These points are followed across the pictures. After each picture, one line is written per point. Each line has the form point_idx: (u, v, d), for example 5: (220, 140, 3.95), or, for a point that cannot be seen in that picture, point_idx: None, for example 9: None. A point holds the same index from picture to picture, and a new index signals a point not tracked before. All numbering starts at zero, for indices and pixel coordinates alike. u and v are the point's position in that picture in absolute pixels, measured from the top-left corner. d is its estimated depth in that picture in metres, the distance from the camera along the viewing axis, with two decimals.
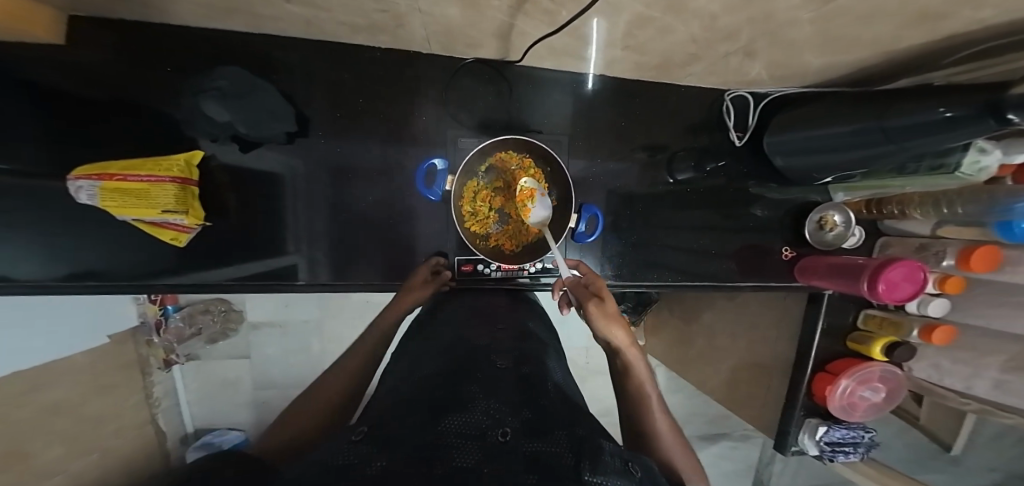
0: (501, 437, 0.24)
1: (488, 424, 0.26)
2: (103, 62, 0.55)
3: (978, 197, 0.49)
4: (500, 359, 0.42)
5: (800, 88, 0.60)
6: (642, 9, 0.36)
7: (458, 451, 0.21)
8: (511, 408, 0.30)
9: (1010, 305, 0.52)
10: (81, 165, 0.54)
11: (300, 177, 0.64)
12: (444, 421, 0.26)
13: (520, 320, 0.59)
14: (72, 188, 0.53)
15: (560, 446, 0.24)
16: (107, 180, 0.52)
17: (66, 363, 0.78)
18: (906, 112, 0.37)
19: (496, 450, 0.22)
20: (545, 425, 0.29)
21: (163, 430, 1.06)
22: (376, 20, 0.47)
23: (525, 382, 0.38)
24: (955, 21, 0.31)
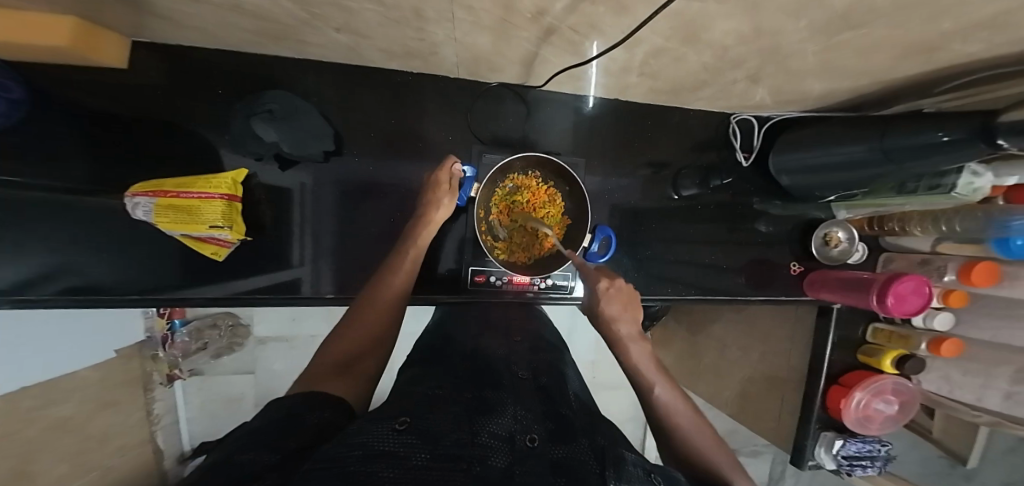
0: (529, 443, 0.25)
1: (515, 429, 0.27)
2: (155, 83, 0.59)
3: (975, 215, 0.52)
4: (520, 369, 0.43)
5: (802, 112, 0.64)
6: (660, 41, 0.40)
7: (491, 453, 0.22)
8: (535, 416, 0.31)
9: (1014, 316, 0.54)
10: (137, 183, 0.59)
11: (310, 193, 0.66)
12: (480, 422, 0.27)
13: (538, 332, 0.61)
14: (130, 204, 0.57)
15: (583, 450, 0.26)
16: (161, 197, 0.57)
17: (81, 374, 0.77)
18: (908, 135, 0.40)
19: (523, 453, 0.23)
20: (568, 433, 0.30)
21: (161, 449, 0.99)
22: (412, 47, 0.52)
23: (544, 392, 0.39)
24: (946, 54, 0.34)
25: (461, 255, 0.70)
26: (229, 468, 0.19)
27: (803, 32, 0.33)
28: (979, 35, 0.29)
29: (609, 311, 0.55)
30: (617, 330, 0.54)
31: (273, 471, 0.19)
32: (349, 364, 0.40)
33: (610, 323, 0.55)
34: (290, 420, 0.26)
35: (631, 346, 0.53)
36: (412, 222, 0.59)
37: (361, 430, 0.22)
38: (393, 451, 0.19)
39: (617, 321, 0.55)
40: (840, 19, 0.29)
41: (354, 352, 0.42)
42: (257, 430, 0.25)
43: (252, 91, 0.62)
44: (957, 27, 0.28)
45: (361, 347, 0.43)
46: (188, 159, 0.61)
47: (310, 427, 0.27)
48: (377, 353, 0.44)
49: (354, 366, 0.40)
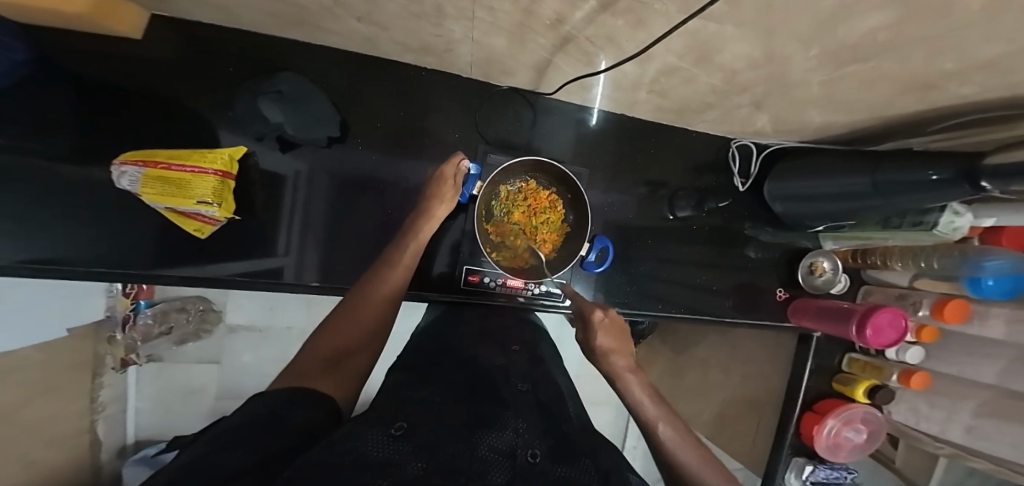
0: (531, 458, 0.24)
1: (516, 442, 0.26)
2: (165, 56, 0.58)
3: (952, 252, 0.55)
4: (519, 382, 0.41)
5: (799, 142, 0.67)
6: (674, 59, 0.42)
7: (490, 468, 0.21)
8: (534, 431, 0.31)
9: (981, 354, 0.56)
10: (128, 151, 0.56)
11: (302, 184, 0.64)
12: (480, 434, 0.26)
13: (536, 343, 0.59)
14: (115, 173, 0.54)
15: (585, 472, 0.25)
16: (150, 167, 0.54)
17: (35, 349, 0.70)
18: (898, 172, 0.42)
19: (523, 469, 0.23)
20: (570, 452, 0.29)
21: (100, 440, 0.88)
22: (430, 43, 0.52)
23: (543, 409, 0.38)
24: (941, 94, 0.36)
25: (458, 254, 0.70)
26: (198, 464, 0.18)
27: (811, 60, 0.36)
28: (973, 77, 0.31)
29: (603, 342, 0.52)
30: (613, 362, 0.50)
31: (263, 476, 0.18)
32: (338, 359, 0.39)
33: (605, 356, 0.51)
34: (274, 418, 0.25)
35: (628, 378, 0.50)
36: (413, 217, 0.58)
37: (353, 434, 0.23)
38: (387, 459, 0.19)
39: (612, 353, 0.51)
40: (850, 47, 0.31)
41: (350, 345, 0.40)
42: (235, 426, 0.23)
43: (263, 69, 0.61)
44: (955, 68, 0.30)
45: (354, 341, 0.42)
46: (187, 130, 0.59)
47: (295, 426, 0.25)
48: (370, 351, 0.42)
49: (341, 362, 0.38)
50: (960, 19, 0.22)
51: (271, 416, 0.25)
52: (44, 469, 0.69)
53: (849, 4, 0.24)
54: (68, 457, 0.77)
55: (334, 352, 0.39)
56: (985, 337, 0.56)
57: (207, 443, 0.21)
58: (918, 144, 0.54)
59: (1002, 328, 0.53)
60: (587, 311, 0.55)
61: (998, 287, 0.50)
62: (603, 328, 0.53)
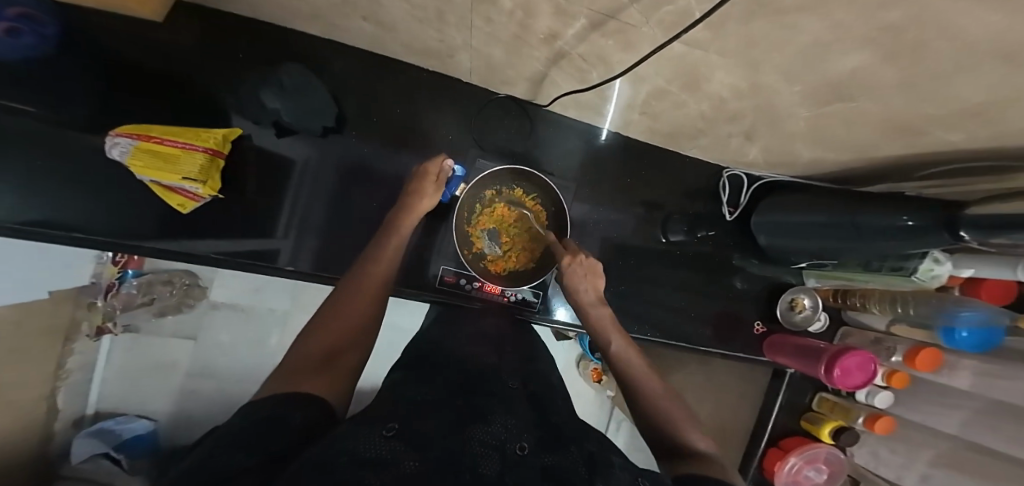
0: (519, 451, 0.26)
1: (506, 436, 0.27)
2: (179, 38, 0.58)
3: (930, 299, 0.56)
4: (510, 380, 0.41)
5: (793, 177, 0.66)
6: (663, 82, 0.43)
7: (481, 460, 0.23)
8: (522, 425, 0.31)
9: (943, 404, 0.59)
10: (126, 124, 0.57)
11: (313, 170, 0.65)
12: (471, 428, 0.27)
13: (532, 347, 0.56)
14: (109, 143, 0.55)
15: (574, 460, 0.27)
16: (144, 140, 0.54)
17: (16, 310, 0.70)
18: (875, 216, 0.43)
19: (512, 462, 0.24)
20: (557, 439, 0.31)
21: (58, 408, 0.85)
22: (431, 47, 0.53)
23: (535, 402, 0.39)
24: (930, 139, 0.36)
25: (436, 255, 0.69)
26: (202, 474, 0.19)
27: (797, 95, 0.36)
28: (955, 126, 0.31)
29: (575, 286, 0.58)
30: (581, 298, 0.58)
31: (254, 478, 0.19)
32: (332, 358, 0.37)
33: (573, 294, 0.58)
34: (272, 424, 0.25)
35: (593, 312, 0.57)
36: (395, 212, 0.59)
37: (348, 434, 0.22)
38: (381, 458, 0.20)
39: (579, 291, 0.58)
40: (834, 85, 0.32)
41: (340, 343, 0.39)
42: (234, 436, 0.23)
43: (266, 56, 0.62)
44: (939, 113, 0.30)
45: (346, 341, 0.40)
46: (184, 107, 0.60)
47: (294, 431, 0.25)
48: (361, 346, 0.41)
49: (335, 361, 0.37)
50: (938, 63, 0.22)
51: (266, 427, 0.24)
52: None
53: (830, 40, 0.24)
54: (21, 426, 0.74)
55: (329, 353, 0.37)
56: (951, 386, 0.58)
57: (214, 449, 0.23)
58: (908, 189, 0.54)
59: (969, 378, 0.55)
60: (558, 257, 0.61)
61: (970, 340, 0.51)
62: (573, 272, 0.59)
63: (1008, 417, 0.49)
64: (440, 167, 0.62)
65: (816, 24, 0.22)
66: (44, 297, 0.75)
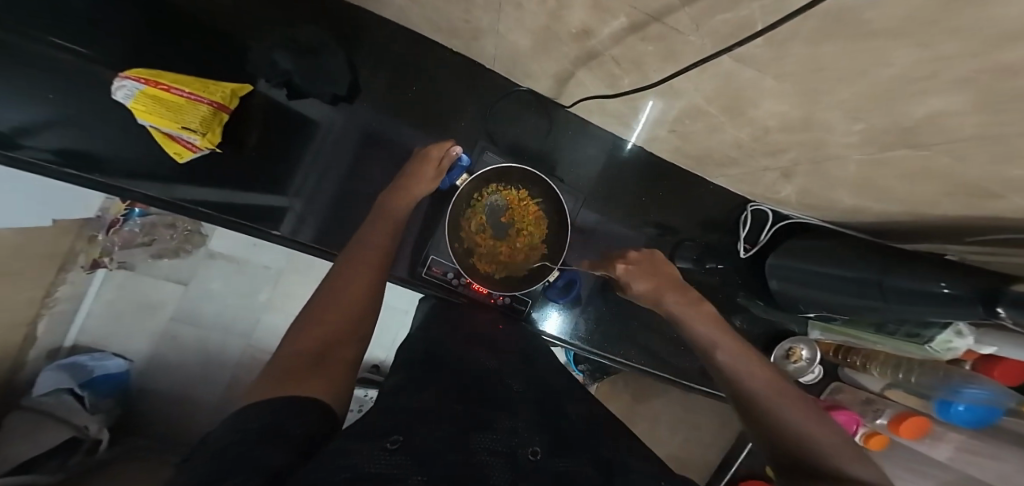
0: (530, 455, 0.24)
1: (512, 440, 0.26)
2: None
3: (936, 371, 0.54)
4: (514, 384, 0.38)
5: (819, 220, 0.63)
6: (701, 101, 0.40)
7: (487, 471, 0.21)
8: (533, 426, 0.29)
9: (916, 470, 0.62)
10: (139, 68, 0.55)
11: (336, 132, 0.64)
12: (476, 433, 0.25)
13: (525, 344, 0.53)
14: (115, 84, 0.52)
15: (586, 465, 0.25)
16: (151, 86, 0.53)
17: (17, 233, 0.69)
18: (907, 277, 0.41)
19: (523, 470, 0.23)
20: (567, 443, 0.28)
21: (36, 337, 0.85)
22: (459, 28, 0.51)
23: (540, 406, 0.35)
24: (996, 204, 0.33)
25: (431, 243, 0.66)
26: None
27: (849, 133, 0.33)
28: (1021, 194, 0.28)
29: (636, 287, 0.60)
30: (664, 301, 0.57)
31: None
32: (325, 353, 0.33)
33: (649, 298, 0.59)
34: (271, 432, 0.21)
35: (686, 311, 0.55)
36: (387, 194, 0.57)
37: (343, 449, 0.18)
38: (385, 474, 0.17)
39: (659, 293, 0.58)
40: (900, 128, 0.29)
41: (328, 338, 0.35)
42: (223, 452, 0.19)
43: (291, 12, 0.59)
44: (1017, 177, 0.27)
45: (341, 326, 0.37)
46: (205, 55, 0.58)
47: (291, 442, 0.21)
48: (354, 343, 0.37)
49: (330, 355, 0.33)
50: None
51: (261, 431, 0.21)
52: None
53: (914, 75, 0.21)
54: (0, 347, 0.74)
55: (321, 349, 0.33)
56: (925, 454, 0.60)
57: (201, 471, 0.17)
58: (956, 251, 0.49)
59: (949, 451, 0.56)
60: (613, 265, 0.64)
61: (965, 415, 0.49)
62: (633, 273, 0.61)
63: None
64: (444, 152, 0.60)
65: (904, 53, 0.19)
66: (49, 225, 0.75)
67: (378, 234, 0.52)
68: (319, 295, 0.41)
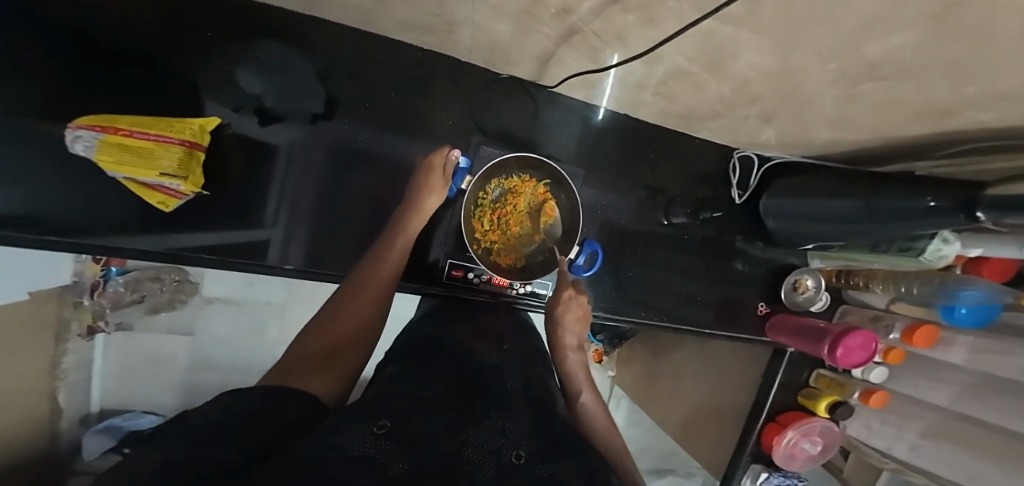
0: (515, 459, 0.22)
1: (500, 442, 0.24)
2: (144, 17, 0.52)
3: (932, 280, 0.57)
4: (510, 379, 0.39)
5: (804, 158, 0.66)
6: (685, 62, 0.41)
7: (475, 468, 0.19)
8: (521, 429, 0.28)
9: (937, 378, 0.62)
10: (85, 115, 0.51)
11: (295, 155, 0.61)
12: (466, 430, 0.24)
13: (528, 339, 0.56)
14: (68, 137, 0.50)
15: (575, 474, 0.23)
16: (111, 133, 0.50)
17: (11, 309, 0.67)
18: (898, 197, 0.43)
19: (509, 471, 0.21)
20: (556, 450, 0.27)
21: (62, 408, 0.85)
22: (429, 23, 0.49)
23: (537, 406, 0.35)
24: (957, 121, 0.36)
25: (440, 245, 0.67)
26: (174, 463, 0.15)
27: (827, 75, 0.35)
28: (992, 106, 0.31)
29: (562, 316, 0.59)
30: (562, 338, 0.58)
31: (236, 474, 0.15)
32: (330, 359, 0.35)
33: (558, 330, 0.59)
34: (258, 414, 0.22)
35: (571, 355, 0.58)
36: (401, 211, 0.56)
37: (336, 428, 0.19)
38: (368, 457, 0.17)
39: (565, 329, 0.59)
40: (869, 67, 0.31)
41: (336, 343, 0.37)
42: (215, 424, 0.20)
43: (249, 34, 0.57)
44: (977, 94, 0.30)
45: (346, 338, 0.39)
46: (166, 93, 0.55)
47: (281, 424, 0.22)
48: (360, 349, 0.39)
49: (338, 357, 0.36)
50: (995, 45, 0.21)
51: (252, 415, 0.21)
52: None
53: (885, 19, 0.23)
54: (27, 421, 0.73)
55: (321, 354, 0.35)
56: (948, 361, 0.61)
57: (176, 441, 0.18)
58: (923, 168, 0.55)
59: (963, 354, 0.58)
60: (561, 287, 0.63)
61: (970, 317, 0.53)
62: (569, 305, 0.61)
63: (997, 390, 0.53)
64: (447, 157, 0.60)
65: (874, 3, 0.20)
66: (26, 298, 0.71)
67: (381, 244, 0.53)
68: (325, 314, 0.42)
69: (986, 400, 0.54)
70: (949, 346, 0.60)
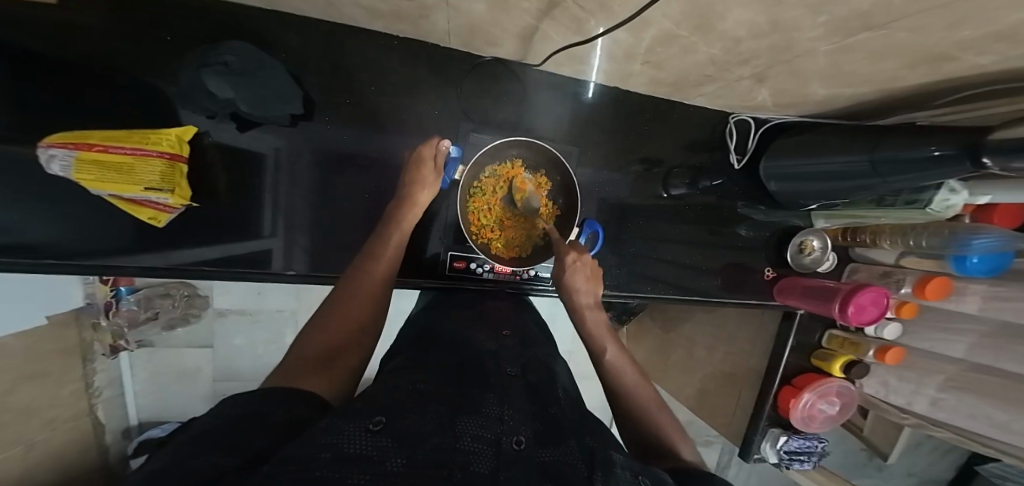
0: (516, 445, 0.22)
1: (500, 429, 0.24)
2: (105, 30, 0.52)
3: (942, 232, 0.56)
4: (509, 365, 0.39)
5: (801, 116, 0.64)
6: (671, 26, 0.39)
7: (473, 458, 0.20)
8: (521, 415, 0.28)
9: (952, 330, 0.62)
10: (55, 132, 0.50)
11: (286, 161, 0.61)
12: (463, 420, 0.24)
13: (525, 324, 0.56)
14: (43, 156, 0.48)
15: (573, 455, 0.24)
16: (85, 150, 0.48)
17: (30, 336, 0.69)
18: (900, 147, 0.42)
19: (508, 458, 0.21)
20: (556, 433, 0.27)
21: (103, 423, 0.91)
22: (402, 9, 0.47)
23: (534, 392, 0.35)
24: (956, 64, 0.35)
25: (439, 238, 0.67)
26: (163, 477, 0.15)
27: (818, 28, 0.33)
28: (993, 45, 0.30)
29: (573, 280, 0.56)
30: (577, 299, 0.56)
31: (236, 476, 0.15)
32: (333, 358, 0.36)
33: (571, 292, 0.57)
34: (252, 417, 0.22)
35: (589, 314, 0.56)
36: (395, 205, 0.56)
37: (328, 427, 0.19)
38: (366, 455, 0.17)
39: (578, 291, 0.57)
40: (861, 14, 0.29)
41: (338, 344, 0.38)
42: (206, 433, 0.20)
43: (219, 38, 0.55)
44: (972, 35, 0.29)
45: (345, 337, 0.39)
46: (143, 108, 0.54)
47: (278, 423, 0.22)
48: (359, 348, 0.39)
49: (339, 359, 0.36)
50: None
51: (245, 418, 0.22)
52: (26, 458, 0.69)
53: None
54: (76, 440, 0.82)
55: (324, 353, 0.36)
56: (960, 311, 0.60)
57: (176, 451, 0.18)
58: (923, 117, 0.52)
59: (976, 302, 0.57)
60: (563, 251, 0.57)
61: (981, 265, 0.53)
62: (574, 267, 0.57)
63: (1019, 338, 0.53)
64: (439, 149, 0.59)
65: None
66: (45, 322, 0.74)
67: (378, 241, 0.52)
68: (324, 315, 0.41)
69: (1009, 350, 0.53)
70: (962, 296, 0.59)
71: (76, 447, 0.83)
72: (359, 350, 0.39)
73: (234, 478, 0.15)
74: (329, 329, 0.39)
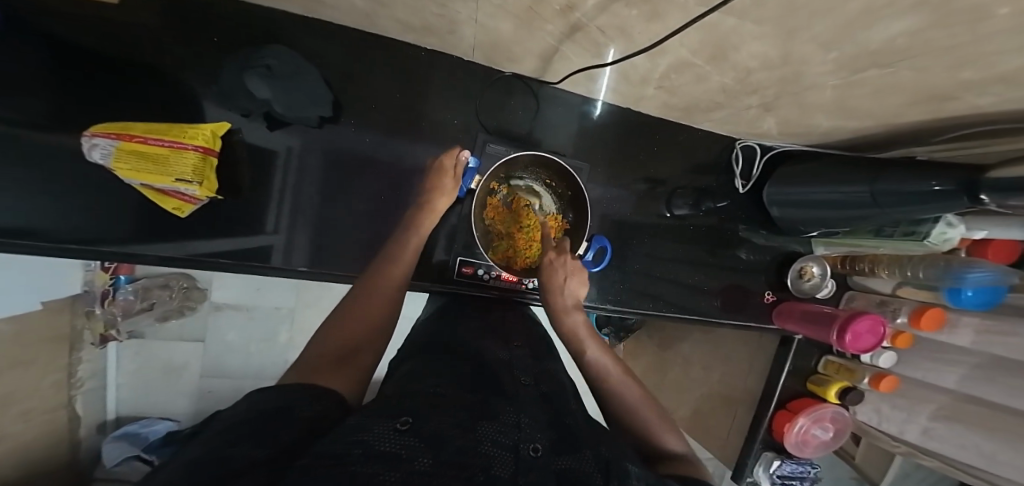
0: (532, 452, 0.23)
1: (518, 436, 0.25)
2: (142, 26, 0.53)
3: (937, 263, 0.57)
4: (522, 375, 0.40)
5: (805, 145, 0.67)
6: (687, 54, 0.41)
7: (492, 462, 0.20)
8: (536, 424, 0.28)
9: (944, 360, 0.63)
10: (99, 124, 0.52)
11: (302, 161, 0.62)
12: (481, 426, 0.24)
13: (529, 335, 0.57)
14: (87, 145, 0.50)
15: (592, 466, 0.24)
16: (127, 141, 0.50)
17: (23, 320, 0.68)
18: (899, 181, 0.44)
19: (524, 463, 0.21)
20: (571, 443, 0.28)
21: (79, 416, 0.88)
22: (432, 24, 0.50)
23: (546, 401, 0.36)
24: (956, 104, 0.38)
25: (447, 245, 0.68)
26: (203, 460, 0.15)
27: (828, 64, 0.35)
28: (992, 88, 0.32)
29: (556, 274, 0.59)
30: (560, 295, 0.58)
31: (266, 469, 0.15)
32: (347, 355, 0.36)
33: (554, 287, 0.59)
34: (279, 410, 0.23)
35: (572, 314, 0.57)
36: (413, 211, 0.57)
37: (358, 425, 0.20)
38: (396, 453, 0.17)
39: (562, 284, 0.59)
40: (870, 52, 0.31)
41: (351, 342, 0.38)
42: (239, 423, 0.20)
43: (250, 39, 0.57)
44: (973, 76, 0.31)
45: (356, 337, 0.39)
46: (168, 101, 0.55)
47: (304, 418, 0.23)
48: (373, 347, 0.39)
49: (353, 355, 0.36)
50: (994, 28, 0.21)
51: (261, 408, 0.22)
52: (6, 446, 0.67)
53: (862, 10, 0.23)
54: (52, 433, 0.80)
55: (341, 351, 0.36)
56: (952, 343, 0.62)
57: (207, 441, 0.19)
58: (923, 152, 0.55)
59: (969, 336, 0.59)
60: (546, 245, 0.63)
61: (974, 298, 0.53)
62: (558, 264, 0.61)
63: (1011, 371, 0.53)
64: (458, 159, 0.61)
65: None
66: (39, 308, 0.72)
67: (394, 243, 0.53)
68: (341, 311, 0.43)
69: (1000, 382, 0.55)
70: (955, 328, 0.60)
71: (51, 439, 0.80)
72: (372, 345, 0.39)
73: (272, 472, 0.15)
74: (341, 331, 0.39)
